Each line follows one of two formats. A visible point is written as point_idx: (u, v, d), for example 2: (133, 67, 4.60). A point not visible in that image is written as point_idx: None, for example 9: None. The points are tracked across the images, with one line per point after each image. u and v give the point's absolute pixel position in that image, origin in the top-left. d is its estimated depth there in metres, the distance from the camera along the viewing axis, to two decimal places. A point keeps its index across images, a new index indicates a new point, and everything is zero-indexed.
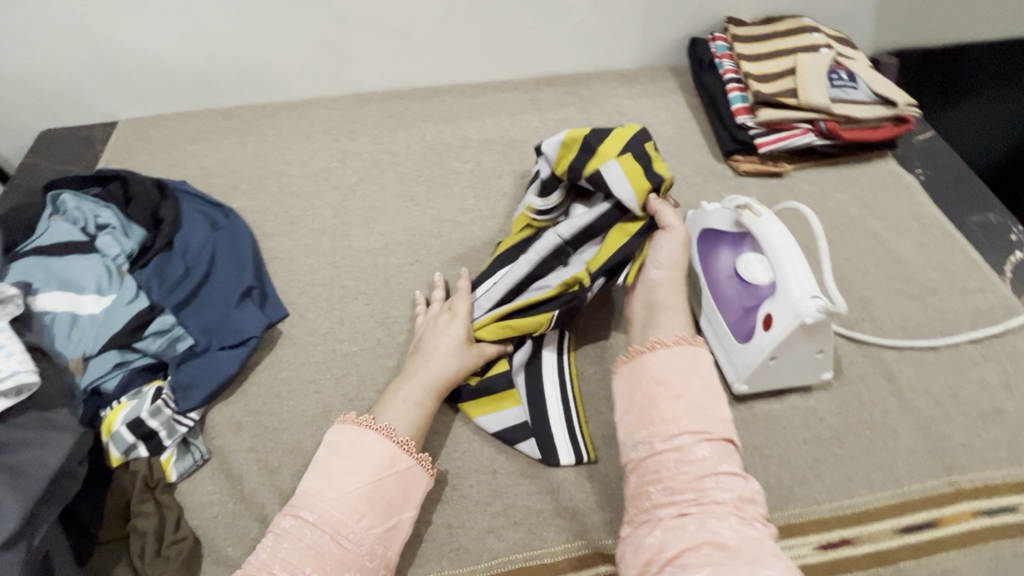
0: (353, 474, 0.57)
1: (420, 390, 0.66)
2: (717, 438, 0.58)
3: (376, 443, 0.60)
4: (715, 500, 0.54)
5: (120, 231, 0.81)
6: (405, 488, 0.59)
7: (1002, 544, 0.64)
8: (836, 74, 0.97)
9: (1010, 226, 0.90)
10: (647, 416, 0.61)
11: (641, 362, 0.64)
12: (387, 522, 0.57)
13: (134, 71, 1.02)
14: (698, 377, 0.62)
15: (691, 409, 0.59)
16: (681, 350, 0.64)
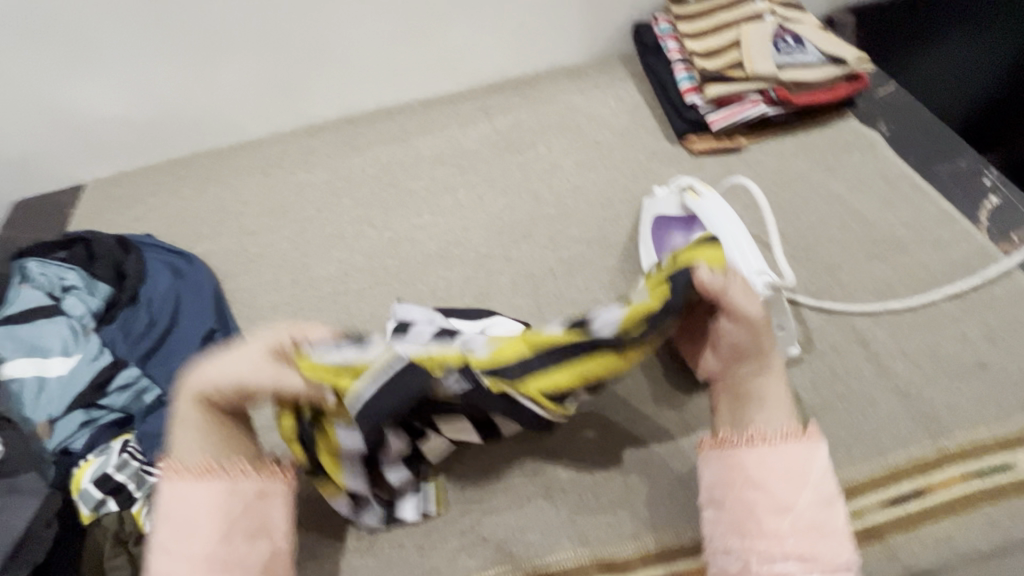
0: (190, 533, 0.52)
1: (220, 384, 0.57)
2: (829, 546, 0.51)
3: (200, 486, 0.54)
4: None
5: (85, 291, 0.83)
6: (259, 498, 0.56)
7: (996, 507, 0.60)
8: (781, 39, 0.94)
9: (982, 171, 0.87)
10: (745, 517, 0.53)
11: (736, 454, 0.56)
12: (260, 538, 0.54)
13: (89, 133, 1.05)
14: (809, 487, 0.53)
15: (792, 513, 0.52)
16: (792, 452, 0.55)
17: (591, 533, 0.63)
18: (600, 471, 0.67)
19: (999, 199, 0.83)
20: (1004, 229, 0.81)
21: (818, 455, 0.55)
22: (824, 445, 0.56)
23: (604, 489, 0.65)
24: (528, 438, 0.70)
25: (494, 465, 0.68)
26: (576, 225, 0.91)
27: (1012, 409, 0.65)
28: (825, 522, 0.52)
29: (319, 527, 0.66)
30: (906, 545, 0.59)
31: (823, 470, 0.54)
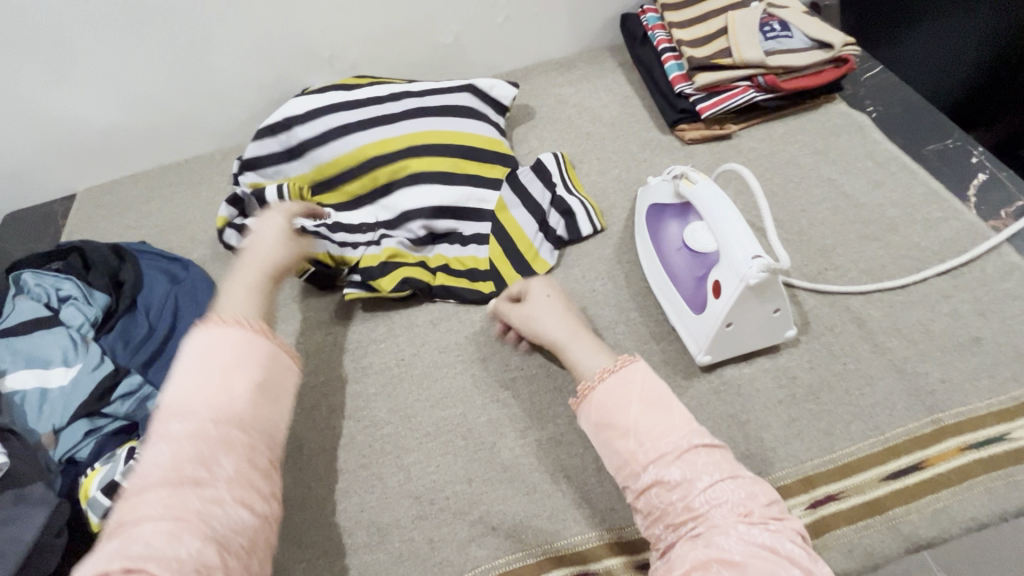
0: (229, 372, 0.49)
1: (255, 274, 0.61)
2: (704, 461, 0.49)
3: (248, 338, 0.52)
4: (713, 516, 0.47)
5: (82, 300, 0.82)
6: (249, 412, 0.48)
7: (992, 476, 0.61)
8: (768, 26, 0.96)
9: (969, 149, 0.88)
10: (653, 500, 0.50)
11: (597, 409, 0.55)
12: (279, 408, 0.52)
13: (78, 142, 1.04)
14: (637, 403, 0.53)
15: (649, 439, 0.51)
16: (617, 376, 0.55)
17: (599, 518, 0.64)
18: None
19: (986, 177, 0.85)
20: (992, 207, 0.82)
21: (640, 372, 0.55)
22: (643, 363, 0.56)
23: (611, 474, 0.66)
24: (533, 428, 0.70)
25: (500, 456, 0.69)
26: None
27: (1005, 381, 0.67)
28: (682, 443, 0.50)
29: (330, 524, 0.66)
30: (906, 518, 0.60)
31: (650, 377, 0.55)
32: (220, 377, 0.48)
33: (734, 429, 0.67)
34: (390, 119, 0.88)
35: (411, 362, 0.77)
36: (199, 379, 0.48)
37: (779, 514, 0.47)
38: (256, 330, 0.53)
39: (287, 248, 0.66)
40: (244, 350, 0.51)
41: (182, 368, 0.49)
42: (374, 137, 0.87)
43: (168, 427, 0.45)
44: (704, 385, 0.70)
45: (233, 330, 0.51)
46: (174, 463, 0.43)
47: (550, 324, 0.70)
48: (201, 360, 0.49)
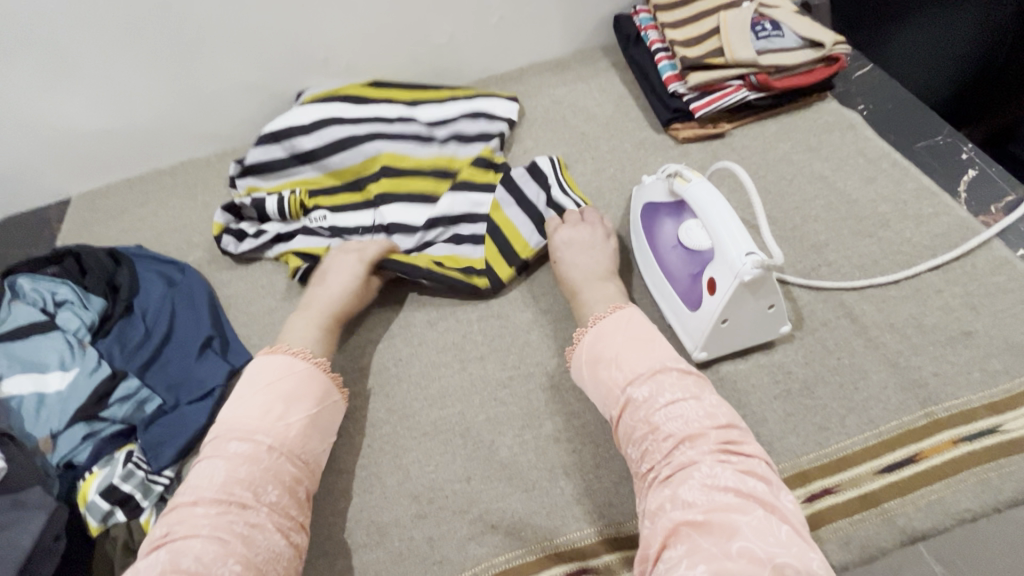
0: (291, 405, 0.62)
1: (318, 314, 0.73)
2: (678, 391, 0.57)
3: (309, 374, 0.65)
4: (682, 445, 0.54)
5: (78, 304, 0.82)
6: (297, 444, 0.60)
7: (985, 468, 0.62)
8: (760, 25, 0.96)
9: (960, 146, 0.89)
10: (630, 422, 0.58)
11: (594, 351, 0.64)
12: (320, 444, 0.63)
13: (73, 147, 1.04)
14: (624, 338, 0.63)
15: (636, 373, 0.59)
16: (608, 322, 0.65)
17: (598, 514, 0.64)
18: (604, 453, 0.68)
19: (976, 173, 0.86)
20: (982, 202, 0.83)
21: (635, 320, 0.65)
22: (637, 312, 0.66)
23: (609, 471, 0.67)
24: (531, 426, 0.71)
25: (499, 454, 0.69)
26: None
27: (996, 373, 0.67)
28: (665, 382, 0.58)
29: (329, 524, 0.66)
30: (901, 509, 0.60)
31: (640, 324, 0.65)
32: (278, 408, 0.61)
33: None
34: (391, 139, 0.95)
35: (409, 362, 0.78)
36: (264, 406, 0.60)
37: (745, 454, 0.54)
38: (314, 368, 0.66)
39: (362, 285, 0.77)
40: (302, 385, 0.64)
41: (249, 395, 0.61)
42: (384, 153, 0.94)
43: (230, 446, 0.58)
44: None
45: (297, 367, 0.65)
46: (232, 482, 0.55)
47: (572, 264, 0.76)
48: (264, 390, 0.62)
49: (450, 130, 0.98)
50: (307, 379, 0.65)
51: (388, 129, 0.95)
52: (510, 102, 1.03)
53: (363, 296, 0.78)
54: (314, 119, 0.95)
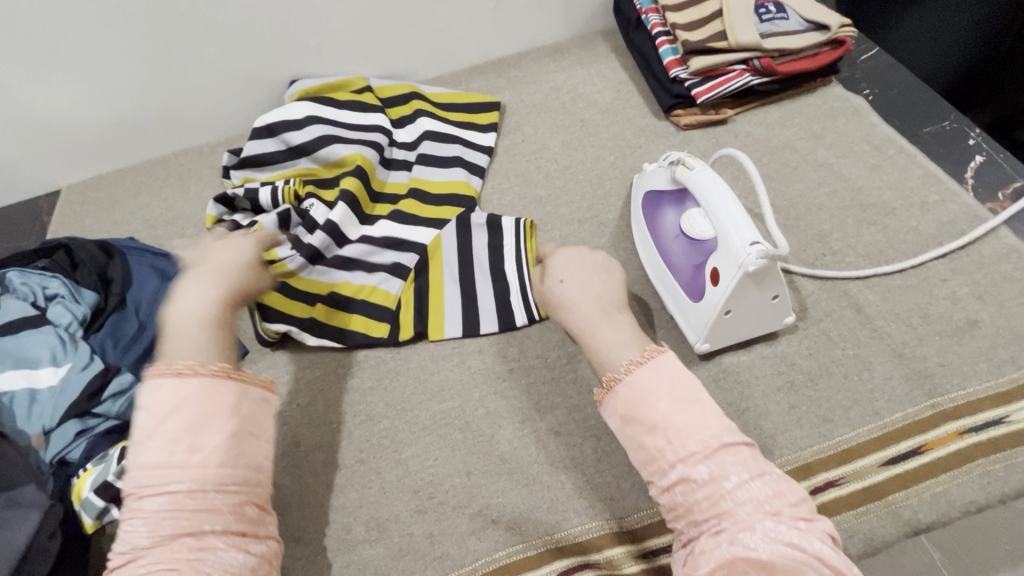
0: (204, 429, 0.49)
1: (202, 296, 0.57)
2: (734, 461, 0.47)
3: (215, 389, 0.50)
4: (742, 512, 0.45)
5: (69, 298, 0.81)
6: (223, 471, 0.48)
7: (991, 459, 0.61)
8: (763, 8, 0.94)
9: (967, 131, 0.87)
10: (676, 497, 0.48)
11: (625, 403, 0.51)
12: (260, 449, 0.52)
13: (60, 137, 1.01)
14: (666, 399, 0.49)
15: (677, 437, 0.48)
16: (645, 368, 0.51)
17: (599, 508, 0.63)
18: (605, 447, 0.67)
19: (984, 159, 0.84)
20: (989, 189, 0.81)
21: (669, 365, 0.51)
22: (672, 355, 0.52)
23: (610, 465, 0.66)
24: (531, 420, 0.70)
25: (499, 449, 0.68)
26: (566, 205, 0.90)
27: (1003, 363, 0.66)
28: (713, 440, 0.47)
29: (328, 520, 0.66)
30: (906, 502, 0.60)
31: (681, 374, 0.51)
32: (191, 440, 0.48)
33: (732, 418, 0.66)
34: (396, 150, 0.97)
35: (407, 356, 0.77)
36: (169, 444, 0.47)
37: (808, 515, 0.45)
38: (215, 379, 0.51)
39: (252, 258, 0.63)
40: (208, 404, 0.50)
41: (151, 435, 0.48)
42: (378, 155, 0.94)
43: (143, 504, 0.46)
44: (702, 374, 0.69)
45: (190, 388, 0.49)
46: (161, 542, 0.45)
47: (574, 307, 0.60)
48: (161, 426, 0.48)
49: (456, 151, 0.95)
50: (215, 393, 0.50)
51: (380, 141, 0.95)
52: (490, 129, 1.00)
53: (262, 274, 0.64)
54: (308, 114, 0.95)
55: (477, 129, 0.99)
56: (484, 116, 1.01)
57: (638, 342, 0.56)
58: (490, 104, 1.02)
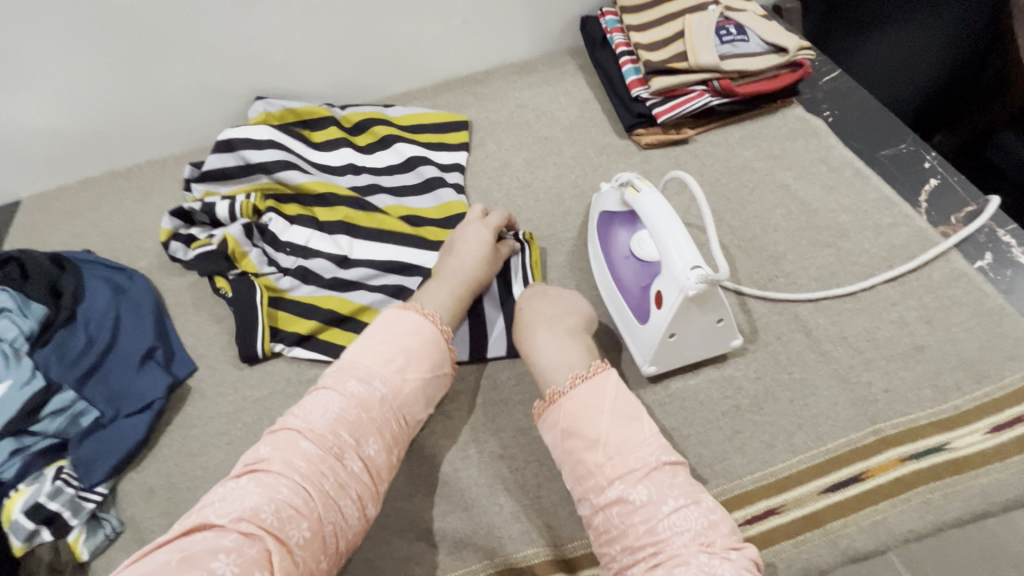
0: (411, 363, 0.61)
1: (442, 280, 0.71)
2: (670, 485, 0.50)
3: (430, 335, 0.63)
4: (675, 543, 0.48)
5: (16, 312, 0.79)
6: (407, 403, 0.60)
7: (931, 487, 0.61)
8: (725, 29, 0.94)
9: (922, 155, 0.88)
10: (612, 518, 0.51)
11: (567, 417, 0.56)
12: (425, 411, 0.63)
13: (20, 148, 1.00)
14: (607, 414, 0.54)
15: (616, 454, 0.52)
16: (585, 389, 0.56)
17: (539, 533, 0.63)
18: (548, 471, 0.66)
19: (937, 182, 0.85)
20: (942, 212, 0.82)
21: (611, 382, 0.57)
22: (614, 373, 0.57)
23: (551, 489, 0.65)
24: (475, 441, 0.69)
25: (442, 471, 0.67)
26: (525, 223, 0.90)
27: (947, 389, 0.66)
28: (650, 459, 0.52)
29: None
30: (845, 531, 0.59)
31: (621, 392, 0.56)
32: (401, 362, 0.60)
33: (676, 442, 0.66)
34: (365, 172, 0.97)
35: None
36: (386, 357, 0.60)
37: (738, 546, 0.48)
38: (440, 334, 0.64)
39: (495, 255, 0.76)
40: (427, 346, 0.62)
41: (377, 342, 0.61)
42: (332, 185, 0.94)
43: (349, 386, 0.58)
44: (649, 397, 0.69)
45: (423, 328, 0.63)
46: (342, 421, 0.55)
47: (532, 331, 0.66)
48: (392, 341, 0.61)
49: (424, 171, 0.95)
50: (432, 343, 0.63)
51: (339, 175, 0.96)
52: (460, 148, 1.00)
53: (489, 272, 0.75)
54: (272, 137, 0.95)
55: (448, 149, 0.99)
56: (454, 136, 1.01)
57: (583, 362, 0.61)
58: (459, 122, 1.02)
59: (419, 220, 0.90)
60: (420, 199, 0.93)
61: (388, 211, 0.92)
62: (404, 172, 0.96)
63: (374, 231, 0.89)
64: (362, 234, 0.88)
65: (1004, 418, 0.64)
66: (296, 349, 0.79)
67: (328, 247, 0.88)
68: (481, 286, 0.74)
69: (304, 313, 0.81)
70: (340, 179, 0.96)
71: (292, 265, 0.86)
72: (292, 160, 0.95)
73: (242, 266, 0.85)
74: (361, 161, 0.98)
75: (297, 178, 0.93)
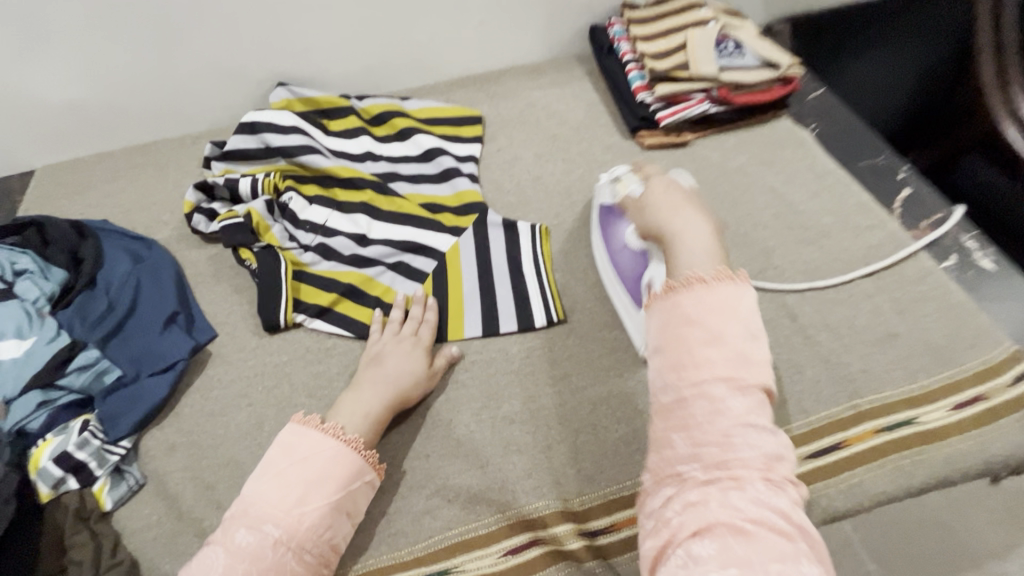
0: (314, 489, 0.60)
1: (362, 390, 0.70)
2: (761, 410, 0.48)
3: (331, 455, 0.62)
4: (744, 462, 0.45)
5: (38, 274, 0.82)
6: (311, 534, 0.58)
7: (902, 454, 0.68)
8: (723, 44, 1.02)
9: (897, 166, 0.97)
10: (689, 407, 0.49)
11: (684, 309, 0.53)
12: (343, 530, 0.61)
13: (40, 118, 1.02)
14: (735, 322, 0.51)
15: (729, 361, 0.49)
16: (718, 290, 0.52)
17: (548, 489, 0.67)
18: (556, 435, 0.71)
19: (910, 192, 0.93)
20: (914, 217, 0.90)
21: (744, 300, 0.53)
22: (752, 292, 0.53)
23: (560, 451, 0.70)
24: (488, 406, 0.74)
25: (458, 433, 0.72)
26: (534, 213, 0.96)
27: (917, 371, 0.73)
28: (757, 380, 0.49)
29: None
30: (826, 491, 0.66)
31: (752, 310, 0.52)
32: (299, 492, 0.59)
33: None
34: (386, 162, 1.01)
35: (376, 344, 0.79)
36: (285, 493, 0.59)
37: (793, 482, 0.46)
38: (345, 449, 0.63)
39: (423, 369, 0.74)
40: (328, 468, 0.61)
41: (276, 474, 0.60)
42: (353, 170, 0.98)
43: (238, 536, 0.56)
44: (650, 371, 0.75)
45: (324, 448, 0.62)
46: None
47: (677, 217, 0.61)
48: (292, 471, 0.60)
49: (442, 164, 1.00)
50: (336, 461, 0.62)
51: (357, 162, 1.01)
52: (475, 141, 1.05)
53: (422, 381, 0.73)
54: (295, 124, 0.99)
55: (461, 141, 1.05)
56: (470, 130, 1.07)
57: (726, 263, 0.56)
58: (474, 118, 1.08)
59: (437, 207, 0.95)
60: (438, 188, 0.98)
61: (407, 198, 0.96)
62: (424, 163, 1.01)
63: (394, 214, 0.93)
64: (382, 216, 0.93)
65: (966, 397, 0.71)
66: (316, 321, 0.82)
67: (348, 226, 0.92)
68: (407, 402, 0.72)
69: (330, 291, 0.84)
70: (360, 165, 1.01)
71: (312, 242, 0.90)
72: (315, 144, 0.99)
73: (266, 239, 0.88)
74: (380, 151, 1.03)
75: (320, 162, 0.96)
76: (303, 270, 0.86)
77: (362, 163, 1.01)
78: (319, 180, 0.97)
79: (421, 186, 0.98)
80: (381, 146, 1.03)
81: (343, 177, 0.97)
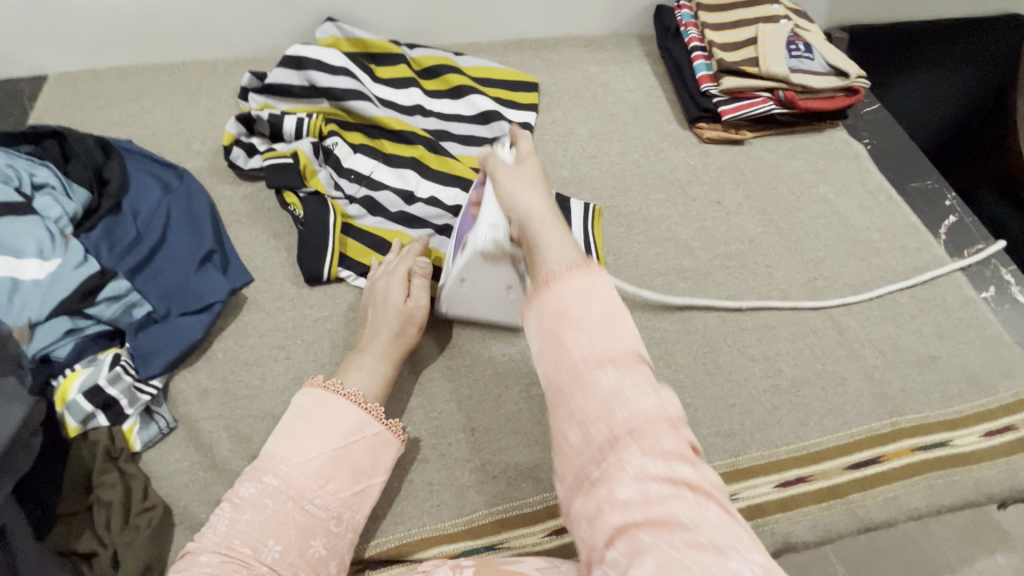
0: (315, 439, 0.58)
1: (385, 363, 0.67)
2: (639, 371, 0.41)
3: (336, 407, 0.61)
4: (630, 431, 0.39)
5: (60, 191, 0.74)
6: (311, 484, 0.57)
7: (935, 475, 0.71)
8: (794, 45, 0.99)
9: (946, 192, 0.97)
10: (573, 400, 0.41)
11: (546, 303, 0.44)
12: (350, 486, 0.59)
13: (59, 17, 0.93)
14: (597, 305, 0.43)
15: (606, 353, 0.41)
16: (573, 278, 0.44)
17: None
18: None
19: (955, 220, 0.94)
20: (957, 245, 0.91)
21: (602, 279, 0.45)
22: (606, 274, 0.45)
23: None
24: (536, 384, 0.73)
25: (506, 410, 0.70)
26: (587, 192, 0.94)
27: (953, 396, 0.75)
28: (632, 356, 0.42)
29: None
30: (863, 502, 0.68)
31: (608, 286, 0.44)
32: (295, 444, 0.58)
33: (722, 410, 0.73)
34: (438, 118, 0.96)
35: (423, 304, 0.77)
36: (283, 446, 0.58)
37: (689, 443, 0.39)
38: (343, 400, 0.61)
39: (399, 306, 0.70)
40: (328, 418, 0.60)
41: (280, 430, 0.59)
42: (402, 123, 0.92)
43: (242, 488, 0.56)
44: (699, 367, 0.76)
45: (324, 399, 0.61)
46: (237, 529, 0.54)
47: (533, 198, 0.55)
48: (293, 424, 0.59)
49: (498, 129, 0.95)
50: (335, 412, 0.60)
51: (407, 116, 0.95)
52: (530, 109, 1.01)
53: (399, 319, 0.70)
54: (345, 65, 0.92)
55: (517, 107, 1.00)
56: (525, 97, 1.02)
57: (577, 245, 0.48)
58: (530, 84, 1.03)
59: None
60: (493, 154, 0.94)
61: (459, 161, 0.91)
62: (478, 125, 0.96)
63: (444, 175, 0.88)
64: (431, 175, 0.88)
65: (997, 425, 0.74)
66: (361, 279, 0.79)
67: (395, 180, 0.87)
68: (386, 340, 0.69)
69: (347, 236, 0.81)
70: (410, 119, 0.94)
71: (357, 194, 0.85)
72: (367, 91, 0.92)
73: (312, 184, 0.84)
74: (431, 106, 0.97)
75: (369, 111, 0.90)
76: (346, 224, 0.81)
77: (412, 117, 0.95)
78: (367, 130, 0.92)
79: (473, 150, 0.94)
80: (432, 101, 0.97)
81: (392, 129, 0.91)
